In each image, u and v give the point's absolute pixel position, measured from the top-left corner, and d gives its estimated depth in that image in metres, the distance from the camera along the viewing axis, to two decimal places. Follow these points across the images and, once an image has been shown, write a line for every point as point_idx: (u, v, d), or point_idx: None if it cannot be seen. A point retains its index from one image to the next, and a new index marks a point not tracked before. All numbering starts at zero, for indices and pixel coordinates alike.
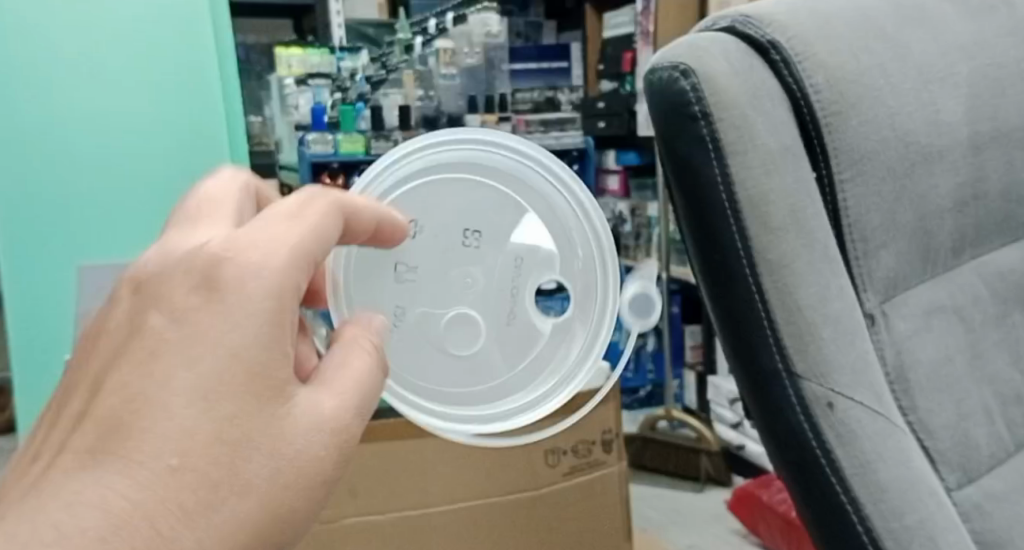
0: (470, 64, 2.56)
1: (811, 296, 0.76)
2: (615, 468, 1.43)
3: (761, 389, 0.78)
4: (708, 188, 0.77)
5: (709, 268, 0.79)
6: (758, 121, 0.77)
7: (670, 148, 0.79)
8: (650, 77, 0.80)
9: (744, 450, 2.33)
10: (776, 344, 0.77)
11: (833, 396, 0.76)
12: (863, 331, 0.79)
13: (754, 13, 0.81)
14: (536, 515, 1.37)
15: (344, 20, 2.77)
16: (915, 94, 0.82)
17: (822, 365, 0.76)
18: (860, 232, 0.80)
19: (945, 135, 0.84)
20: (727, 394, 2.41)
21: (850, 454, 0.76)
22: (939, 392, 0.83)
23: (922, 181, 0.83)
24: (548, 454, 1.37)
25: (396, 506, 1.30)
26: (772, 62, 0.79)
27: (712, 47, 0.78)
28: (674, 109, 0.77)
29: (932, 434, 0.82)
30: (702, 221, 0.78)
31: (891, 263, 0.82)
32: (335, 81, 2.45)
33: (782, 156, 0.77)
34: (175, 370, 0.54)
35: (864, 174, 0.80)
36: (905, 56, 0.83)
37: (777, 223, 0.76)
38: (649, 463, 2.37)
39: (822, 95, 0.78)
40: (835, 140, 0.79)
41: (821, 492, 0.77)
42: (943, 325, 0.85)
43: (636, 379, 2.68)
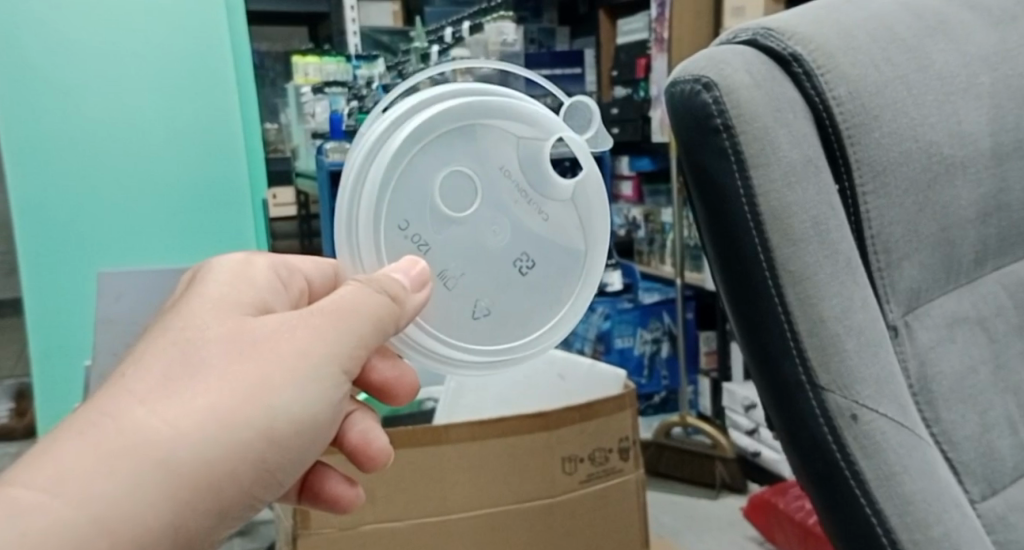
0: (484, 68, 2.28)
1: (834, 308, 0.77)
2: (632, 476, 1.43)
3: (783, 400, 0.78)
4: (730, 200, 0.77)
5: (732, 279, 0.79)
6: (780, 133, 0.77)
7: (693, 161, 0.79)
8: (672, 91, 0.80)
9: (759, 457, 2.33)
10: (799, 355, 0.77)
11: (857, 408, 0.76)
12: (886, 342, 0.79)
13: (775, 26, 0.81)
14: (551, 521, 1.36)
15: (359, 27, 2.77)
16: (937, 105, 0.82)
17: (846, 377, 0.76)
18: (883, 244, 0.80)
19: (968, 146, 0.84)
20: (742, 402, 2.40)
21: (874, 465, 0.76)
22: (962, 403, 0.83)
23: (945, 192, 0.83)
24: (564, 462, 1.37)
25: (414, 514, 1.31)
26: (794, 75, 0.79)
27: (735, 60, 0.78)
28: (694, 121, 0.78)
29: (956, 445, 0.82)
30: (721, 231, 0.79)
31: (914, 274, 0.82)
32: (351, 90, 2.35)
33: (805, 168, 0.77)
34: (191, 313, 0.70)
35: (887, 186, 0.80)
36: (928, 68, 0.83)
37: (799, 235, 0.77)
38: (664, 469, 2.37)
39: (844, 106, 0.78)
40: (858, 152, 0.79)
41: (845, 504, 0.77)
42: (966, 335, 0.85)
43: (651, 385, 2.67)
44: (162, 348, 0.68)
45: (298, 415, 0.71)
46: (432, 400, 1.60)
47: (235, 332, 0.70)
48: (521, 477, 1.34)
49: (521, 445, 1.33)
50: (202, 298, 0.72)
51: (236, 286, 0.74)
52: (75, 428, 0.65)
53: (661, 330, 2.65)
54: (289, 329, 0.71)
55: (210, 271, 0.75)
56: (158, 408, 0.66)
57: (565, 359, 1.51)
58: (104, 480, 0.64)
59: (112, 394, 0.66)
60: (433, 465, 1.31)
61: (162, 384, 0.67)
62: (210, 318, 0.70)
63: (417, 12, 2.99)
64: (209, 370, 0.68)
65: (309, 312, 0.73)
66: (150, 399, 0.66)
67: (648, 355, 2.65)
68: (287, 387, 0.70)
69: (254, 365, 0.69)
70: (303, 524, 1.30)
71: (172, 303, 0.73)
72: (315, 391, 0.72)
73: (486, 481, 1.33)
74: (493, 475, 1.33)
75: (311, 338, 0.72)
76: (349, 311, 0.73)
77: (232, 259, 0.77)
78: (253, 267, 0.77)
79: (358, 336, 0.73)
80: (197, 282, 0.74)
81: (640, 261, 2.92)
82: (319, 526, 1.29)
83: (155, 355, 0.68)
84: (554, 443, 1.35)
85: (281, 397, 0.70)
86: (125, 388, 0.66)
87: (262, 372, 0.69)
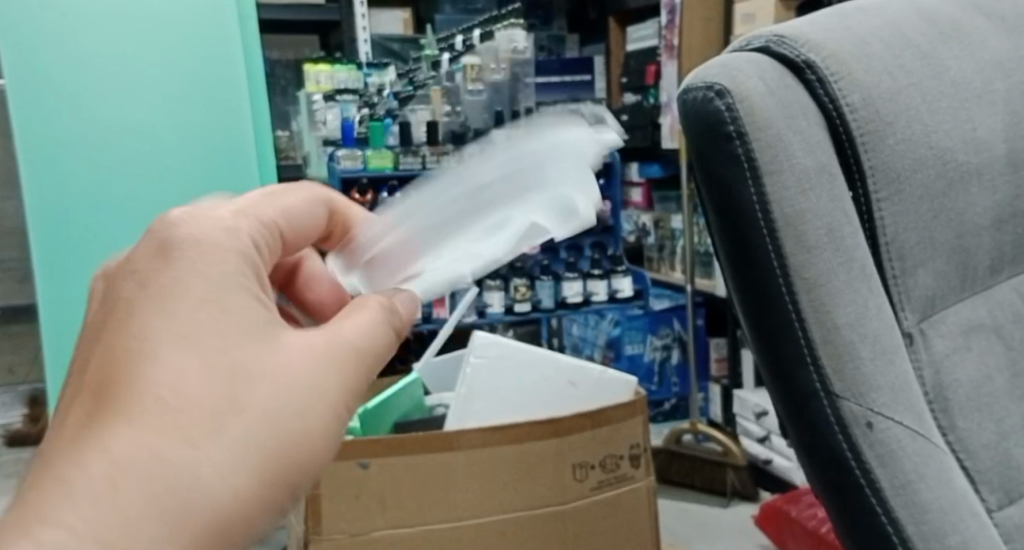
0: (494, 82, 2.50)
1: (849, 315, 0.76)
2: (642, 483, 1.44)
3: (798, 408, 0.78)
4: (744, 208, 0.77)
5: (746, 287, 0.79)
6: (793, 141, 0.77)
7: (706, 166, 0.79)
8: (684, 98, 0.80)
9: (770, 465, 2.32)
10: (813, 363, 0.76)
11: (872, 416, 0.76)
12: (901, 350, 0.79)
13: (787, 33, 0.81)
14: (563, 528, 1.36)
15: (370, 35, 2.80)
16: (952, 112, 0.82)
17: (861, 385, 0.76)
18: (897, 250, 0.80)
19: (983, 153, 0.84)
20: (753, 409, 2.39)
21: (890, 474, 0.75)
22: (978, 412, 0.83)
23: (959, 199, 0.83)
24: (576, 469, 1.37)
25: (426, 521, 1.31)
26: (806, 82, 0.79)
27: (747, 67, 0.78)
28: (708, 128, 0.78)
29: (971, 454, 0.82)
30: (736, 237, 0.78)
31: (928, 281, 0.82)
32: (362, 97, 2.40)
33: (819, 175, 0.77)
34: (197, 306, 0.55)
35: (901, 193, 0.80)
36: (942, 75, 0.83)
37: (813, 242, 0.76)
38: (675, 476, 2.38)
39: (857, 114, 0.78)
40: (871, 158, 0.78)
41: (861, 512, 0.77)
42: (982, 343, 0.85)
43: (662, 392, 2.66)
44: (165, 354, 0.53)
45: (336, 433, 0.58)
46: (443, 405, 1.63)
47: (221, 345, 0.54)
48: (532, 483, 1.34)
49: (532, 451, 1.33)
50: (193, 273, 0.56)
51: (230, 257, 0.57)
52: (63, 472, 0.49)
53: (671, 336, 2.64)
54: (286, 337, 0.57)
55: (193, 229, 0.58)
56: (185, 434, 0.52)
57: (575, 366, 1.50)
58: (128, 530, 0.49)
59: (117, 421, 0.51)
60: (444, 471, 1.31)
61: (138, 424, 0.51)
62: (185, 327, 0.54)
63: (427, 21, 2.99)
64: (195, 402, 0.53)
65: (340, 330, 0.60)
66: (174, 423, 0.52)
67: (659, 362, 2.64)
68: (326, 403, 0.57)
69: (289, 379, 0.56)
70: (313, 529, 1.31)
71: (149, 264, 0.56)
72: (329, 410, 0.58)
73: (498, 488, 1.33)
74: (504, 482, 1.33)
75: (316, 345, 0.58)
76: (380, 331, 0.62)
77: (217, 218, 0.59)
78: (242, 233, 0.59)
79: (383, 351, 0.62)
80: (175, 246, 0.56)
81: (650, 268, 2.91)
82: (331, 532, 1.30)
83: (155, 365, 0.52)
84: (565, 449, 1.35)
85: (320, 417, 0.57)
86: (142, 405, 0.52)
87: (299, 387, 0.56)
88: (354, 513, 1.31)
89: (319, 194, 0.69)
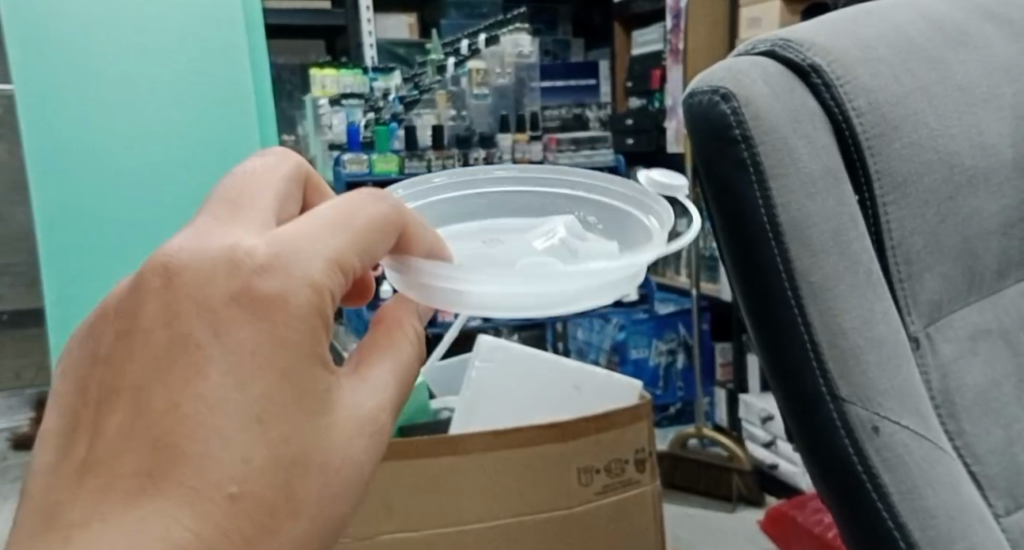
0: (501, 84, 2.53)
1: (855, 319, 0.76)
2: (647, 488, 1.44)
3: (803, 412, 0.78)
4: (749, 211, 0.77)
5: (750, 290, 0.79)
6: (799, 145, 0.77)
7: (711, 170, 0.79)
8: (689, 101, 0.80)
9: (776, 470, 2.32)
10: (819, 367, 0.76)
11: (878, 420, 0.76)
12: (908, 355, 0.78)
13: (794, 37, 0.81)
14: (567, 532, 1.36)
15: (376, 40, 2.82)
16: (958, 116, 0.82)
17: (867, 390, 0.76)
18: (904, 255, 0.80)
19: (990, 157, 0.84)
20: (759, 413, 2.38)
21: (896, 479, 0.75)
22: (985, 417, 0.82)
23: (966, 203, 0.82)
24: (581, 473, 1.37)
25: (429, 524, 1.31)
26: (812, 86, 0.79)
27: (753, 71, 0.78)
28: (712, 132, 0.78)
29: (979, 459, 0.81)
30: (740, 241, 0.78)
31: (935, 285, 0.82)
32: (368, 102, 2.38)
33: (825, 179, 0.77)
34: (234, 364, 0.60)
35: (907, 197, 0.80)
36: (948, 79, 0.83)
37: (818, 246, 0.76)
38: (681, 481, 2.36)
39: (864, 117, 0.78)
40: (878, 162, 0.78)
41: (866, 517, 0.76)
42: (989, 348, 0.85)
43: (667, 396, 2.65)
44: (210, 414, 0.59)
45: (358, 466, 0.65)
46: (447, 409, 1.63)
47: (163, 403, 0.59)
48: (536, 487, 1.34)
49: (536, 455, 1.33)
50: (233, 328, 0.60)
51: (271, 303, 0.61)
52: (118, 523, 0.57)
53: (677, 340, 2.64)
54: (240, 377, 0.60)
55: (224, 270, 0.61)
56: (227, 489, 0.59)
57: (579, 369, 1.50)
58: None
59: (173, 479, 0.58)
60: (447, 475, 1.31)
61: (86, 505, 0.57)
62: (136, 389, 0.59)
63: (433, 26, 2.99)
64: (141, 477, 0.58)
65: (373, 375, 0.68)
66: (221, 477, 0.59)
67: (663, 366, 2.64)
68: (355, 441, 0.65)
69: (323, 429, 0.63)
70: None
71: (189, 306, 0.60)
72: (297, 455, 0.62)
73: (502, 492, 1.33)
74: (508, 485, 1.33)
75: (273, 381, 0.61)
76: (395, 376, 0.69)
77: (250, 249, 0.62)
78: (207, 254, 0.62)
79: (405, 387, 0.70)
80: (207, 285, 0.61)
81: (655, 272, 2.90)
82: None
83: (203, 423, 0.59)
84: (570, 454, 1.36)
85: (350, 454, 0.65)
86: (193, 462, 0.58)
87: (334, 435, 0.64)
88: (360, 517, 1.30)
89: (284, 170, 0.68)
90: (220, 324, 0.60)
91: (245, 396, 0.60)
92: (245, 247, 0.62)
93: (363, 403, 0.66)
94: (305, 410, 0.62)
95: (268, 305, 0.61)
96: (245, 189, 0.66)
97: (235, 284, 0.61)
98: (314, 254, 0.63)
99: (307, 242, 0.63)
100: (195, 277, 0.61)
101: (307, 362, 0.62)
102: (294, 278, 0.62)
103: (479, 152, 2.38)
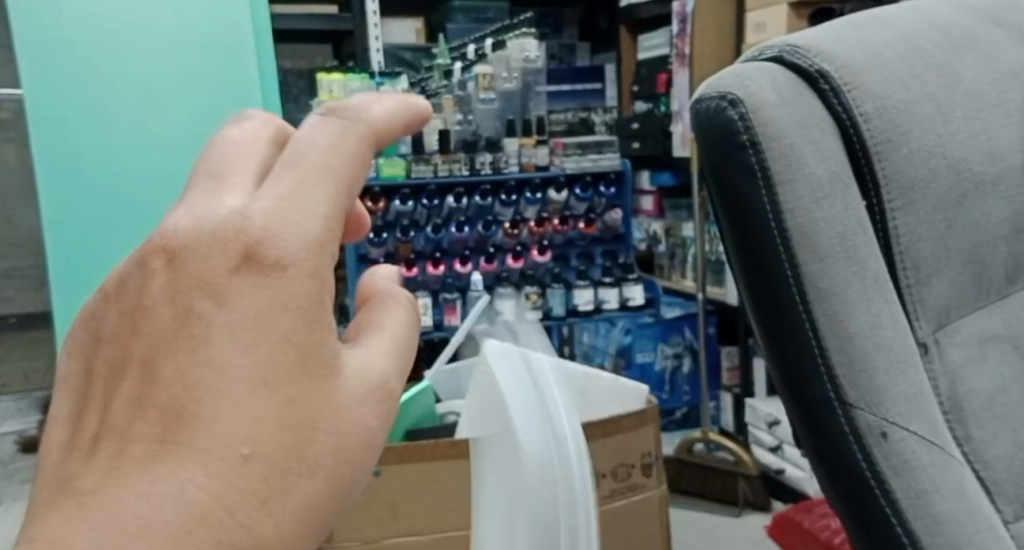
0: (507, 89, 2.45)
1: (863, 324, 0.76)
2: (654, 492, 1.47)
3: (812, 417, 0.78)
4: (757, 216, 0.77)
5: (759, 295, 0.79)
6: (807, 150, 0.77)
7: (719, 176, 0.79)
8: (696, 107, 0.80)
9: (783, 475, 2.32)
10: (827, 373, 0.76)
11: (887, 426, 0.75)
12: (916, 360, 0.78)
13: (801, 43, 0.81)
14: None
15: (382, 44, 2.82)
16: (966, 122, 0.82)
17: (876, 395, 0.76)
18: (911, 260, 0.80)
19: (998, 163, 0.83)
20: (765, 418, 2.38)
21: (905, 485, 0.75)
22: (993, 422, 0.82)
23: (974, 209, 0.82)
24: (588, 477, 1.38)
25: (436, 528, 1.32)
26: (820, 91, 0.79)
27: (760, 77, 0.78)
28: (720, 136, 0.78)
29: (987, 464, 0.81)
30: (749, 244, 0.78)
31: (943, 291, 0.82)
32: None
33: (832, 184, 0.77)
34: (231, 326, 0.49)
35: (915, 203, 0.79)
36: (956, 85, 0.82)
37: (826, 251, 0.76)
38: (687, 485, 2.37)
39: (871, 123, 0.78)
40: (885, 167, 0.78)
41: (875, 522, 0.76)
42: (998, 354, 0.84)
43: (671, 401, 2.64)
44: (207, 391, 0.48)
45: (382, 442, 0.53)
46: (454, 413, 1.64)
47: (167, 376, 0.48)
48: None
49: None
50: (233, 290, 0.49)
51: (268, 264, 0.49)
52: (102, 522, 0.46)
53: (682, 345, 2.61)
54: (246, 339, 0.49)
55: (208, 234, 0.50)
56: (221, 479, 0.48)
57: (586, 374, 1.50)
58: None
59: (168, 464, 0.47)
60: None
61: (99, 474, 0.47)
62: (135, 360, 0.49)
63: (439, 30, 3.00)
64: (149, 448, 0.48)
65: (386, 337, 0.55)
66: (214, 467, 0.48)
67: (669, 370, 2.62)
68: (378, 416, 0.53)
69: (339, 400, 0.51)
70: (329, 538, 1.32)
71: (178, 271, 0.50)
72: (305, 421, 0.50)
73: None
74: None
75: (276, 344, 0.49)
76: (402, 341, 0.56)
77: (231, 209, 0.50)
78: (203, 212, 0.50)
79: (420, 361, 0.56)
80: (199, 254, 0.50)
81: (660, 275, 2.90)
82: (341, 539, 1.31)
83: (203, 402, 0.48)
84: None
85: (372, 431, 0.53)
86: (189, 448, 0.48)
87: (352, 403, 0.52)
88: (370, 521, 1.32)
89: (275, 124, 0.54)
90: (220, 294, 0.49)
91: (248, 364, 0.49)
92: (230, 213, 0.50)
93: (379, 366, 0.53)
94: (315, 372, 0.50)
95: (269, 269, 0.49)
96: (219, 161, 0.52)
97: (234, 245, 0.49)
98: (313, 203, 0.50)
99: (307, 188, 0.50)
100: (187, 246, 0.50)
101: (315, 324, 0.50)
102: (293, 237, 0.50)
103: (485, 156, 2.34)
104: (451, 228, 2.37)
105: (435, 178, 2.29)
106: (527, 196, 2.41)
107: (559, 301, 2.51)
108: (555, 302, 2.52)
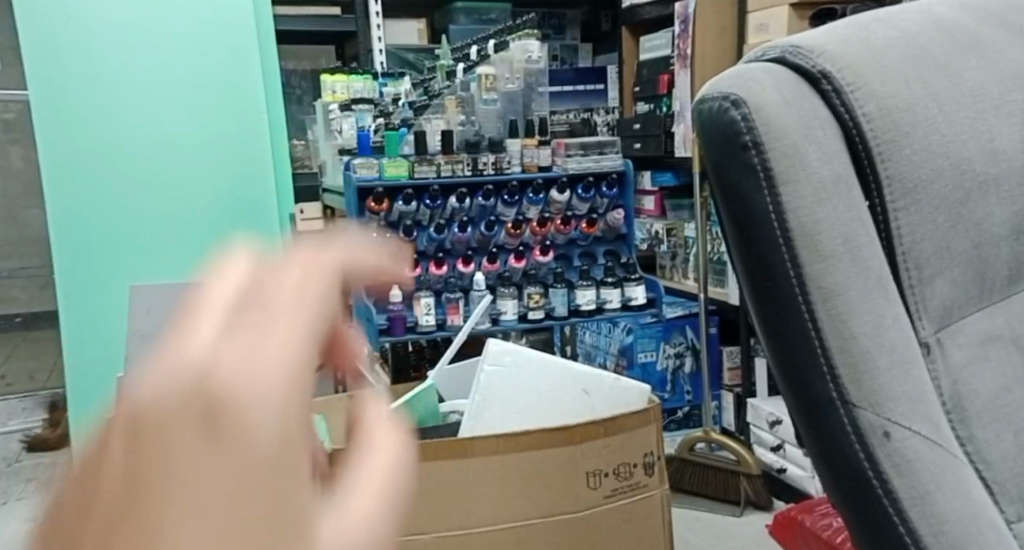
0: (510, 90, 2.42)
1: (866, 324, 0.77)
2: (656, 491, 1.47)
3: (815, 417, 0.78)
4: (760, 216, 0.77)
5: (762, 296, 0.79)
6: (810, 150, 0.77)
7: (722, 176, 0.79)
8: (700, 108, 0.80)
9: (785, 474, 2.33)
10: (830, 373, 0.77)
11: (890, 426, 0.76)
12: (918, 360, 0.79)
13: (803, 44, 0.81)
14: (575, 534, 1.39)
15: (384, 46, 2.83)
16: (969, 122, 0.82)
17: (878, 395, 0.76)
18: (914, 260, 0.80)
19: (1001, 163, 0.84)
20: (767, 417, 2.39)
21: (907, 485, 0.76)
22: (996, 422, 0.83)
23: (977, 209, 0.83)
24: (589, 476, 1.39)
25: (438, 526, 1.33)
26: (823, 92, 0.79)
27: (763, 78, 0.79)
28: (723, 137, 0.78)
29: (990, 464, 0.82)
30: (752, 246, 0.79)
31: (946, 291, 0.82)
32: (378, 107, 2.43)
33: (835, 185, 0.77)
34: (193, 454, 0.37)
35: (917, 204, 0.80)
36: (959, 85, 0.83)
37: (829, 251, 0.77)
38: (689, 485, 2.38)
39: (874, 124, 0.78)
40: (888, 168, 0.79)
41: (877, 521, 0.77)
42: (1001, 353, 0.85)
43: (674, 400, 2.66)
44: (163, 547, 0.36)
45: None
46: (457, 413, 1.65)
47: (114, 534, 0.36)
48: (543, 490, 1.36)
49: (545, 458, 1.36)
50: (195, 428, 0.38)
51: (228, 398, 0.38)
52: None
53: (684, 345, 2.64)
54: (206, 484, 0.37)
55: (163, 375, 0.38)
56: None
57: (588, 374, 1.51)
58: None
59: None
60: (456, 476, 1.33)
61: None
62: (76, 504, 0.37)
63: (443, 31, 3.01)
64: None
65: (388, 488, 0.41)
66: None
67: (671, 370, 2.64)
68: None
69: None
70: None
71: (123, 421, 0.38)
72: None
73: (510, 495, 1.35)
74: (516, 487, 1.35)
75: (242, 483, 0.37)
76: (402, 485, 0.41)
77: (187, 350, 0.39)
78: (171, 357, 0.39)
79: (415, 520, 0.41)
80: (150, 401, 0.38)
81: (662, 275, 2.91)
82: None
83: None
84: (578, 457, 1.38)
85: None
86: None
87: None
88: None
89: (252, 262, 0.44)
90: (177, 440, 0.37)
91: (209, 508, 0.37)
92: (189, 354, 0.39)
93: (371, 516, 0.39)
94: (283, 527, 0.37)
95: (236, 401, 0.38)
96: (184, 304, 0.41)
97: (194, 389, 0.38)
98: (274, 342, 0.40)
99: (271, 320, 0.41)
100: (139, 401, 0.38)
101: (286, 455, 0.38)
102: (262, 369, 0.39)
103: (488, 156, 2.22)
104: (453, 229, 2.25)
105: (437, 179, 2.17)
106: (529, 196, 2.28)
107: (563, 300, 2.33)
108: (557, 302, 2.33)
